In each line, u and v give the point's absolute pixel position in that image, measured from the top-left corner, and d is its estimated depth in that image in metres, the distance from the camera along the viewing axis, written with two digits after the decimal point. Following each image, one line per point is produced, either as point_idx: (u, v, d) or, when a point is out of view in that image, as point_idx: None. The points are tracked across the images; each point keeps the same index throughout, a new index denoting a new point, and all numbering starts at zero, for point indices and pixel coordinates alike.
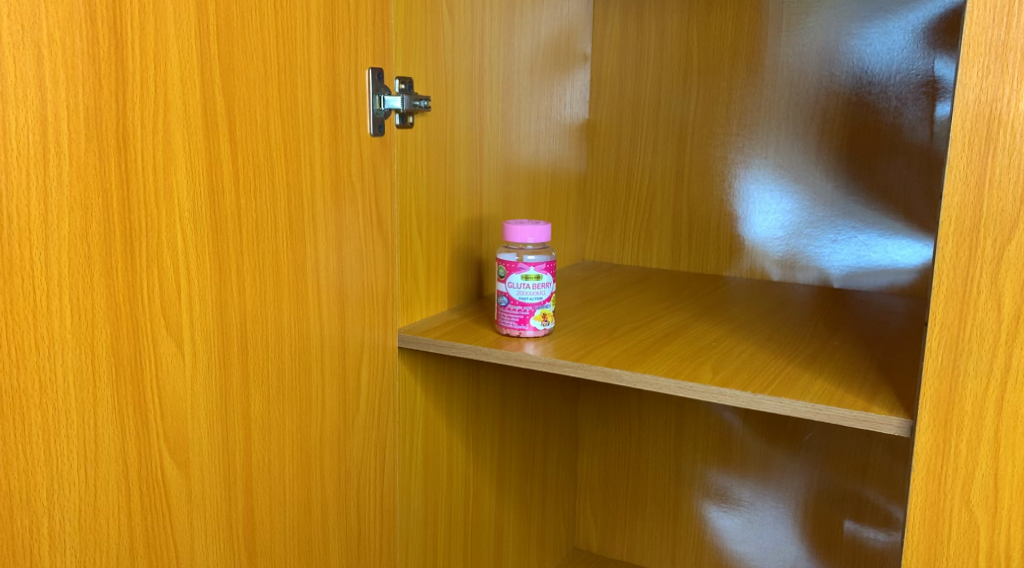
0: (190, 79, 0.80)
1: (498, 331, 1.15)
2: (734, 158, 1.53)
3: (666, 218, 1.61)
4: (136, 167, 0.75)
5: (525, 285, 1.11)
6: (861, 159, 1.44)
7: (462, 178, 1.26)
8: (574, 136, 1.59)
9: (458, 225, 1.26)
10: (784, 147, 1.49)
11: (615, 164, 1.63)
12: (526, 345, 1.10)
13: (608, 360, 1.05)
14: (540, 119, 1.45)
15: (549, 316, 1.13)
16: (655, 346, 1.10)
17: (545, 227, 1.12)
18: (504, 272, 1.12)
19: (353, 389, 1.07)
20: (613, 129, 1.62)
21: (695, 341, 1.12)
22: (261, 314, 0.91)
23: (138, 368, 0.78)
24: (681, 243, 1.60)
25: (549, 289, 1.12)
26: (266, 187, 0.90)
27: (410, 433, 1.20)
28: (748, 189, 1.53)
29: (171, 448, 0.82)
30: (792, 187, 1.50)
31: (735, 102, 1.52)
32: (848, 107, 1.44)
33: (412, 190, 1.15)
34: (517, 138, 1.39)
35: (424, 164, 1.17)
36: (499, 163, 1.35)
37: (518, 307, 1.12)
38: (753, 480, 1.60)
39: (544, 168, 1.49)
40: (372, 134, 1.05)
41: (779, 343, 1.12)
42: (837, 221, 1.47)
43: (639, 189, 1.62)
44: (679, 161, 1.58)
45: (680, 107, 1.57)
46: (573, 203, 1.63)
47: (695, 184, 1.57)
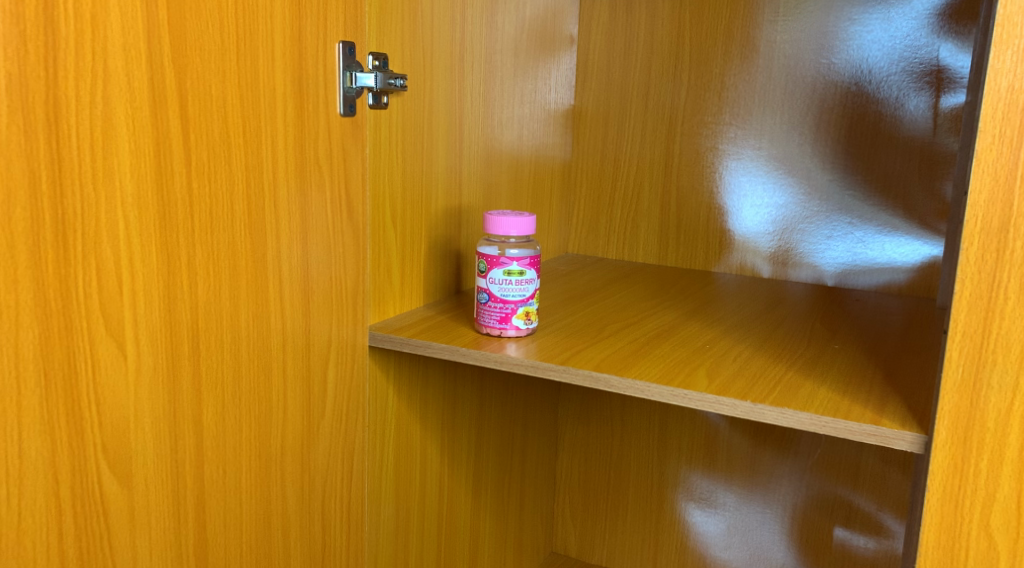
0: (134, 47, 0.71)
1: (477, 330, 1.07)
2: (727, 148, 1.46)
3: (653, 210, 1.53)
4: (69, 146, 0.67)
5: (507, 282, 1.03)
6: (860, 153, 1.37)
7: (440, 165, 1.17)
8: (559, 123, 1.51)
9: (434, 216, 1.18)
10: (778, 138, 1.42)
11: (601, 153, 1.55)
12: (507, 346, 1.02)
13: (596, 363, 0.97)
14: (523, 103, 1.37)
15: (532, 314, 1.05)
16: (646, 349, 1.02)
17: (530, 218, 1.04)
18: (485, 266, 1.03)
19: (318, 391, 0.99)
20: (600, 115, 1.54)
21: (688, 343, 1.05)
22: (216, 310, 0.83)
23: (73, 372, 0.69)
24: (669, 236, 1.53)
25: (533, 286, 1.04)
26: (223, 170, 0.82)
27: (380, 437, 1.12)
28: (740, 182, 1.46)
29: (110, 460, 0.73)
30: (786, 180, 1.43)
31: (729, 90, 1.44)
32: (846, 97, 1.37)
33: (386, 177, 1.06)
34: (499, 122, 1.30)
35: (399, 148, 1.08)
36: (481, 149, 1.27)
37: (499, 305, 1.04)
38: (739, 485, 1.53)
39: (527, 156, 1.41)
40: (343, 113, 0.97)
41: (776, 346, 1.05)
42: (832, 217, 1.41)
43: (626, 179, 1.54)
44: (669, 150, 1.50)
45: (670, 94, 1.49)
46: (557, 194, 1.55)
47: (685, 175, 1.50)
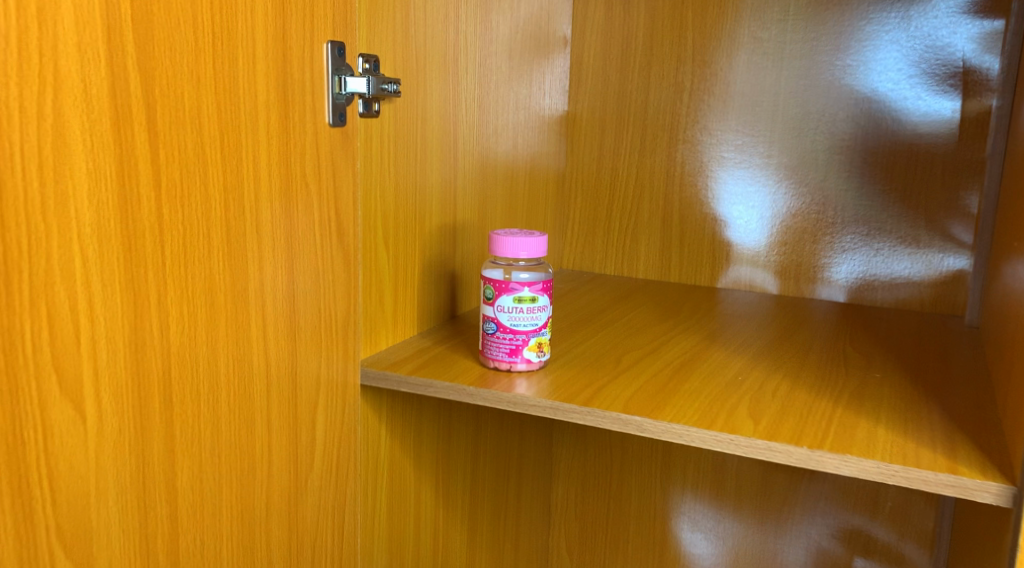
0: (92, 48, 0.59)
1: (482, 363, 0.96)
2: (734, 157, 1.36)
3: (654, 223, 1.43)
4: (12, 168, 0.54)
5: (518, 310, 0.92)
6: (879, 161, 1.28)
7: (434, 178, 1.06)
8: (553, 130, 1.40)
9: (428, 235, 1.06)
10: (790, 145, 1.33)
11: (597, 162, 1.45)
12: (519, 382, 0.91)
13: (623, 402, 0.86)
14: (518, 109, 1.26)
15: (544, 345, 0.94)
16: (675, 384, 0.91)
17: (542, 238, 0.93)
18: (492, 293, 0.92)
19: (306, 438, 0.86)
20: (596, 122, 1.44)
21: (718, 376, 0.94)
22: (191, 356, 0.70)
23: (21, 444, 0.57)
24: (671, 251, 1.43)
25: (546, 313, 0.93)
26: (198, 192, 0.70)
27: (373, 484, 1.00)
28: (748, 192, 1.37)
29: (68, 545, 0.60)
30: (799, 190, 1.34)
31: (736, 94, 1.35)
32: (864, 101, 1.28)
33: (377, 193, 0.95)
34: (495, 130, 1.19)
35: (391, 161, 0.96)
36: (476, 160, 1.15)
37: (508, 335, 0.92)
38: (748, 515, 1.44)
39: (522, 167, 1.30)
40: (333, 123, 0.85)
41: (813, 377, 0.95)
42: (849, 229, 1.31)
43: (624, 190, 1.44)
44: (671, 158, 1.40)
45: (671, 98, 1.39)
46: (551, 206, 1.44)
47: (688, 185, 1.40)
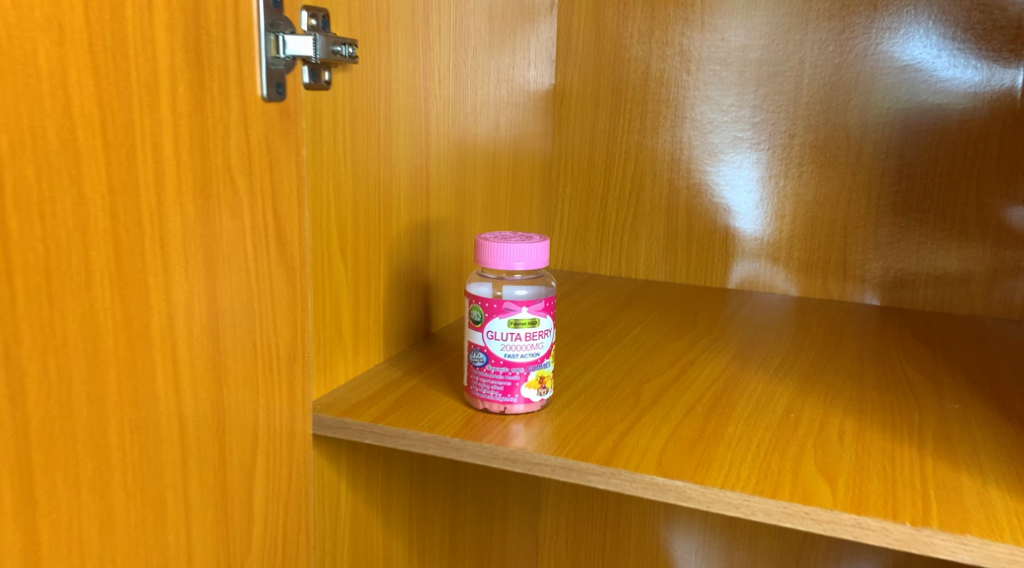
0: None
1: (466, 403, 0.76)
2: (749, 136, 1.17)
3: (655, 215, 1.23)
4: None
5: (515, 337, 0.72)
6: (922, 141, 1.10)
7: (401, 168, 0.85)
8: (538, 108, 1.19)
9: (395, 238, 0.85)
10: (817, 123, 1.14)
11: (590, 145, 1.25)
12: (515, 429, 0.71)
13: (655, 457, 0.66)
14: (499, 81, 1.05)
15: (547, 380, 0.74)
16: (713, 429, 0.72)
17: (544, 244, 0.73)
18: (481, 315, 0.72)
19: (241, 514, 0.66)
20: (587, 97, 1.23)
21: (764, 418, 0.75)
22: (64, 429, 0.50)
23: None
24: (675, 248, 1.23)
25: (548, 339, 0.74)
26: (69, 196, 0.49)
27: (330, 555, 0.79)
28: (766, 179, 1.17)
29: None
30: (826, 175, 1.15)
31: (753, 63, 1.15)
32: (904, 70, 1.09)
33: (328, 188, 0.74)
34: (473, 107, 0.98)
35: (346, 147, 0.75)
36: (451, 144, 0.95)
37: (502, 370, 0.73)
38: (766, 550, 1.26)
39: (504, 153, 1.09)
40: (270, 98, 0.64)
41: (881, 413, 0.76)
42: (885, 220, 1.13)
43: (621, 177, 1.24)
44: (675, 139, 1.20)
45: (676, 69, 1.19)
46: (537, 197, 1.23)
47: (696, 169, 1.20)
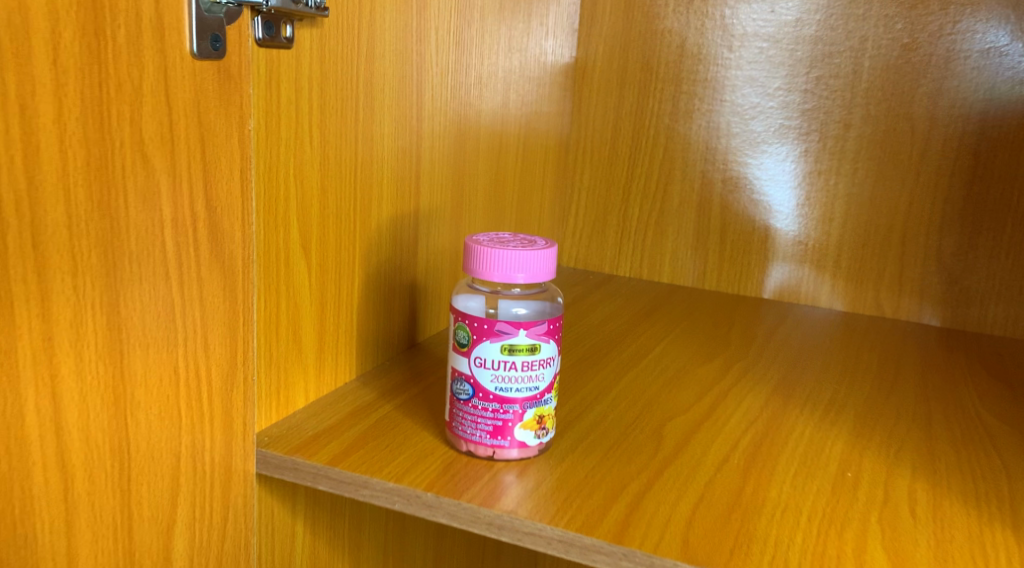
0: None
1: (448, 442, 0.62)
2: (797, 125, 1.02)
3: (684, 212, 1.08)
4: None
5: (509, 367, 0.58)
6: (1002, 136, 0.94)
7: (384, 149, 0.70)
8: (556, 84, 1.04)
9: (375, 233, 0.71)
10: (878, 113, 0.98)
11: (612, 128, 1.09)
12: (506, 482, 0.57)
13: (681, 533, 0.52)
14: (511, 50, 0.90)
15: (547, 419, 0.60)
16: (752, 494, 0.58)
17: (550, 252, 0.59)
18: (469, 338, 0.58)
19: None
20: (612, 73, 1.08)
21: (814, 479, 0.60)
22: None
23: None
24: (704, 250, 1.09)
25: (551, 370, 0.59)
26: None
27: None
28: (814, 175, 1.02)
29: None
30: (886, 173, 0.99)
31: (807, 41, 0.99)
32: (987, 55, 0.93)
33: (288, 172, 0.60)
34: (477, 80, 0.84)
35: (311, 121, 0.61)
36: (449, 122, 0.80)
37: (492, 407, 0.58)
38: None
39: (513, 134, 0.94)
40: (204, 56, 0.50)
41: (959, 476, 0.62)
42: (953, 229, 0.97)
43: (647, 166, 1.09)
44: (712, 125, 1.05)
45: (716, 45, 1.03)
46: (550, 185, 1.09)
47: (733, 161, 1.05)
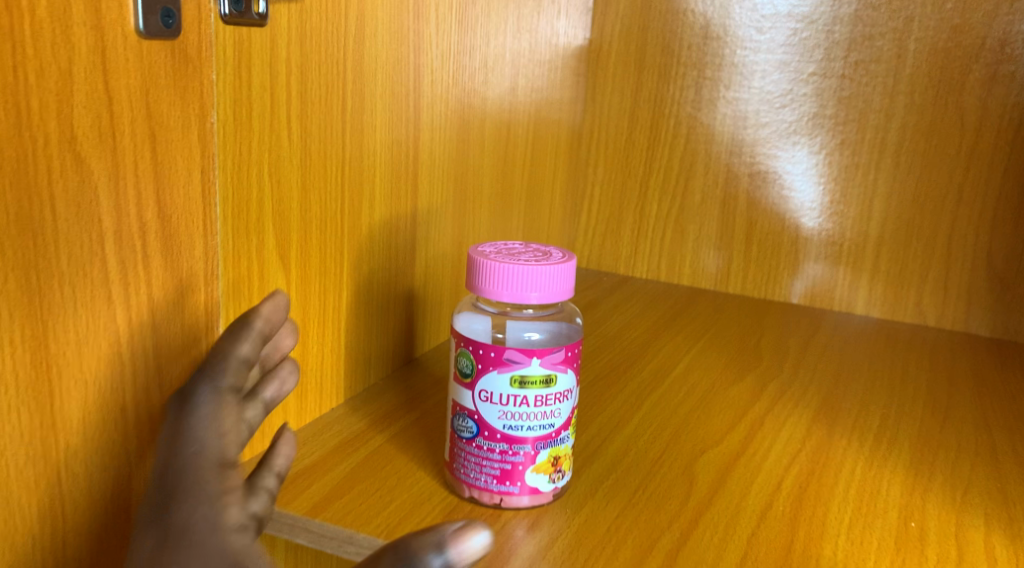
0: None
1: (448, 486, 0.53)
2: (833, 114, 0.92)
3: (707, 208, 1.00)
4: None
5: (520, 402, 0.49)
6: None
7: (377, 142, 0.62)
8: (568, 68, 0.95)
9: (366, 239, 0.62)
10: (924, 101, 0.89)
11: (629, 116, 1.00)
12: (517, 537, 0.49)
13: None
14: (520, 30, 0.81)
15: (564, 460, 0.52)
16: (804, 552, 0.49)
17: (568, 268, 0.50)
18: (473, 368, 0.50)
19: None
20: (630, 56, 0.99)
21: (873, 530, 0.52)
22: None
23: None
24: (728, 249, 1.00)
25: (568, 404, 0.51)
26: None
27: None
28: (852, 169, 0.93)
29: None
30: (932, 168, 0.90)
31: (846, 21, 0.90)
32: None
33: (262, 172, 0.51)
34: (483, 64, 0.75)
35: (289, 112, 0.52)
36: (451, 111, 0.71)
37: (499, 448, 0.50)
38: None
39: (522, 123, 0.85)
40: (150, 34, 0.41)
41: None
42: (1005, 229, 0.89)
43: (666, 159, 1.00)
44: (739, 114, 0.96)
45: (745, 25, 0.94)
46: (561, 179, 1.00)
47: (762, 154, 0.96)
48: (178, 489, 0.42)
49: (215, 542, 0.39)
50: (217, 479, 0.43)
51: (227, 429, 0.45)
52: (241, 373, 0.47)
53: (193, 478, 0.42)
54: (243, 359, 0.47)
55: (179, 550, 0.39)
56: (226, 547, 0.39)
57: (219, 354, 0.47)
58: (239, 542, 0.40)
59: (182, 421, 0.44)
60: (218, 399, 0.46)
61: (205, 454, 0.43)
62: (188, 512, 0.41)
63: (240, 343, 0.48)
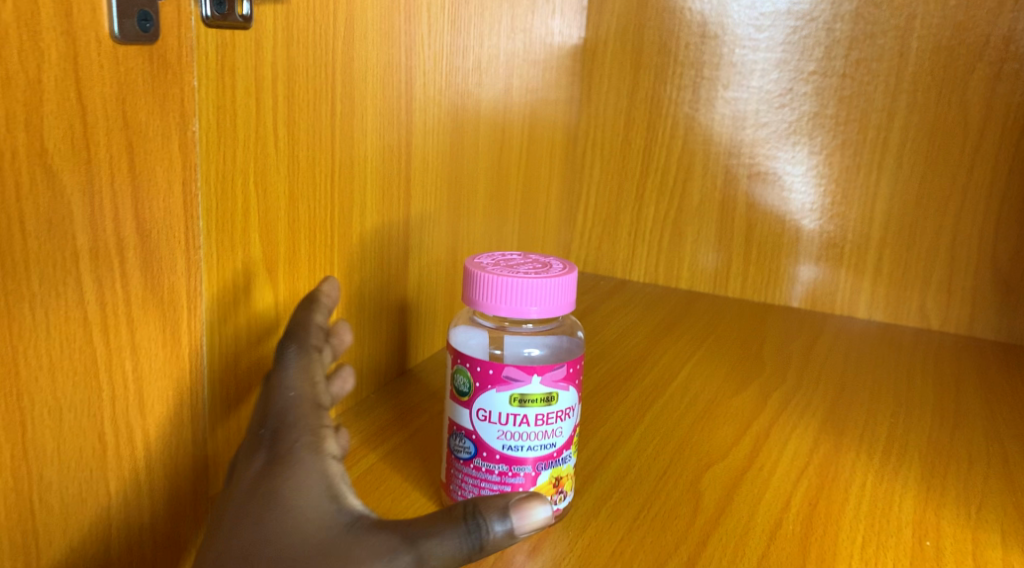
0: None
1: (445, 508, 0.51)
2: (835, 114, 0.90)
3: (705, 211, 0.98)
4: None
5: (520, 422, 0.47)
6: None
7: (367, 148, 0.59)
8: (563, 68, 0.93)
9: (358, 248, 0.60)
10: (927, 100, 0.87)
11: (626, 117, 0.98)
12: None
13: None
14: (514, 30, 0.79)
15: (565, 480, 0.50)
16: None
17: (569, 279, 0.48)
18: (471, 386, 0.48)
19: None
20: (626, 55, 0.97)
21: (886, 551, 0.50)
22: None
23: None
24: (727, 252, 0.98)
25: (570, 422, 0.49)
26: None
27: None
28: (853, 170, 0.91)
29: None
30: (935, 168, 0.88)
31: (847, 18, 0.88)
32: None
33: (247, 183, 0.49)
34: (476, 65, 0.72)
35: (276, 119, 0.50)
36: (444, 114, 0.69)
37: (499, 469, 0.48)
38: None
39: (516, 125, 0.83)
40: (125, 40, 0.38)
41: None
42: (1010, 231, 0.87)
43: (664, 160, 0.98)
44: (738, 114, 0.94)
45: (743, 23, 0.92)
46: (557, 181, 0.98)
47: (762, 155, 0.94)
48: (279, 423, 0.44)
49: (315, 464, 0.41)
50: (310, 418, 0.44)
51: (319, 377, 0.47)
52: (322, 339, 0.50)
53: (286, 419, 0.44)
54: (320, 326, 0.50)
55: (284, 469, 0.41)
56: (325, 469, 0.41)
57: (299, 323, 0.50)
58: (336, 468, 0.41)
59: (277, 372, 0.47)
60: (309, 352, 0.48)
61: (302, 395, 0.46)
62: (291, 439, 0.43)
63: (315, 314, 0.50)
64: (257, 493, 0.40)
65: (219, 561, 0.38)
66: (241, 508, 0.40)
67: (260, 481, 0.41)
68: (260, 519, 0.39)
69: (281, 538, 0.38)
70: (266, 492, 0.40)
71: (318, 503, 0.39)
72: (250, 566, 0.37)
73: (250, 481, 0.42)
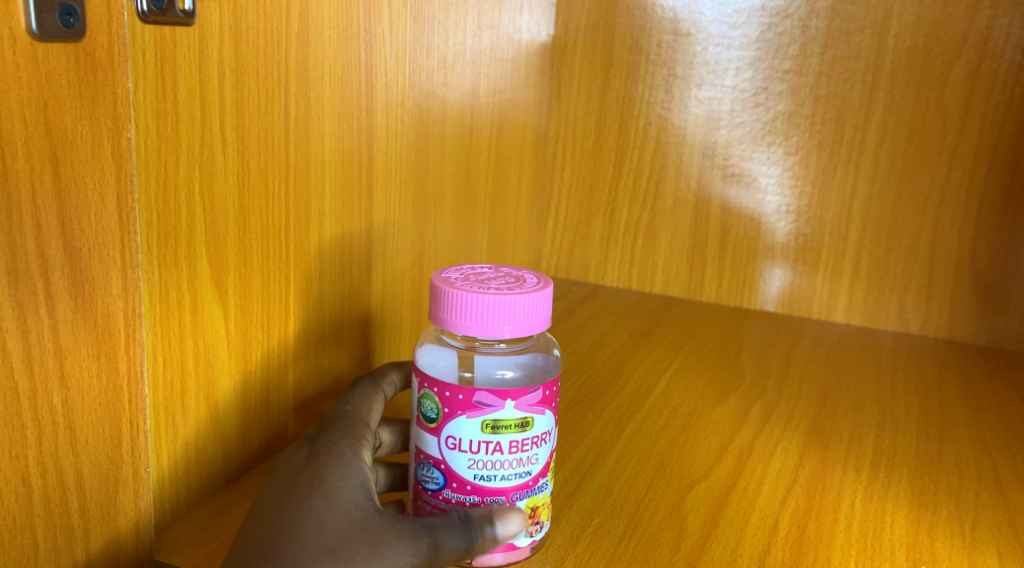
0: None
1: None
2: (811, 113, 0.88)
3: (679, 213, 0.95)
4: None
5: (493, 449, 0.44)
6: None
7: (326, 153, 0.55)
8: (532, 67, 0.90)
9: (317, 260, 0.56)
10: (904, 99, 0.85)
11: (597, 117, 0.95)
12: None
13: None
14: (481, 27, 0.75)
15: (542, 510, 0.46)
16: None
17: (544, 294, 0.45)
18: (439, 412, 0.44)
19: None
20: (597, 53, 0.94)
21: None
22: None
23: None
24: (703, 256, 0.95)
25: (546, 448, 0.45)
26: None
27: None
28: (829, 170, 0.89)
29: None
30: (913, 169, 0.86)
31: (822, 16, 0.85)
32: None
33: (193, 194, 0.45)
34: (441, 65, 0.69)
35: (223, 124, 0.46)
36: (408, 117, 0.65)
37: (470, 500, 0.44)
38: None
39: (484, 127, 0.80)
40: (45, 37, 0.35)
41: None
42: (989, 232, 0.85)
43: (636, 161, 0.95)
44: (711, 114, 0.91)
45: (716, 21, 0.89)
46: (527, 184, 0.95)
47: (737, 156, 0.91)
48: (330, 426, 0.48)
49: (357, 464, 0.45)
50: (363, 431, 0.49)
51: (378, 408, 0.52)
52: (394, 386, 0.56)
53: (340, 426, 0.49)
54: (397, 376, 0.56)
55: (329, 459, 0.45)
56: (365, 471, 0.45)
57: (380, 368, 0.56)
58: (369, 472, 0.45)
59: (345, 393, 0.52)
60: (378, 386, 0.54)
61: (357, 411, 0.50)
62: (338, 439, 0.47)
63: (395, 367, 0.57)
64: (305, 474, 0.43)
65: (264, 526, 0.41)
66: (288, 487, 0.43)
67: (308, 466, 0.44)
68: (304, 497, 0.42)
69: (321, 513, 0.41)
70: (312, 474, 0.44)
71: (357, 496, 0.43)
72: (293, 533, 0.40)
73: (295, 466, 0.45)
